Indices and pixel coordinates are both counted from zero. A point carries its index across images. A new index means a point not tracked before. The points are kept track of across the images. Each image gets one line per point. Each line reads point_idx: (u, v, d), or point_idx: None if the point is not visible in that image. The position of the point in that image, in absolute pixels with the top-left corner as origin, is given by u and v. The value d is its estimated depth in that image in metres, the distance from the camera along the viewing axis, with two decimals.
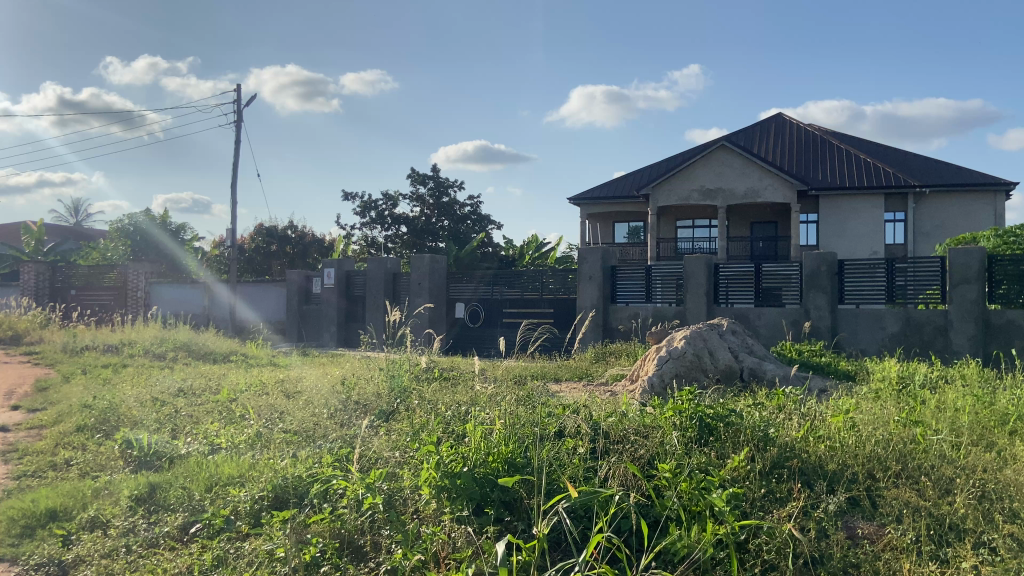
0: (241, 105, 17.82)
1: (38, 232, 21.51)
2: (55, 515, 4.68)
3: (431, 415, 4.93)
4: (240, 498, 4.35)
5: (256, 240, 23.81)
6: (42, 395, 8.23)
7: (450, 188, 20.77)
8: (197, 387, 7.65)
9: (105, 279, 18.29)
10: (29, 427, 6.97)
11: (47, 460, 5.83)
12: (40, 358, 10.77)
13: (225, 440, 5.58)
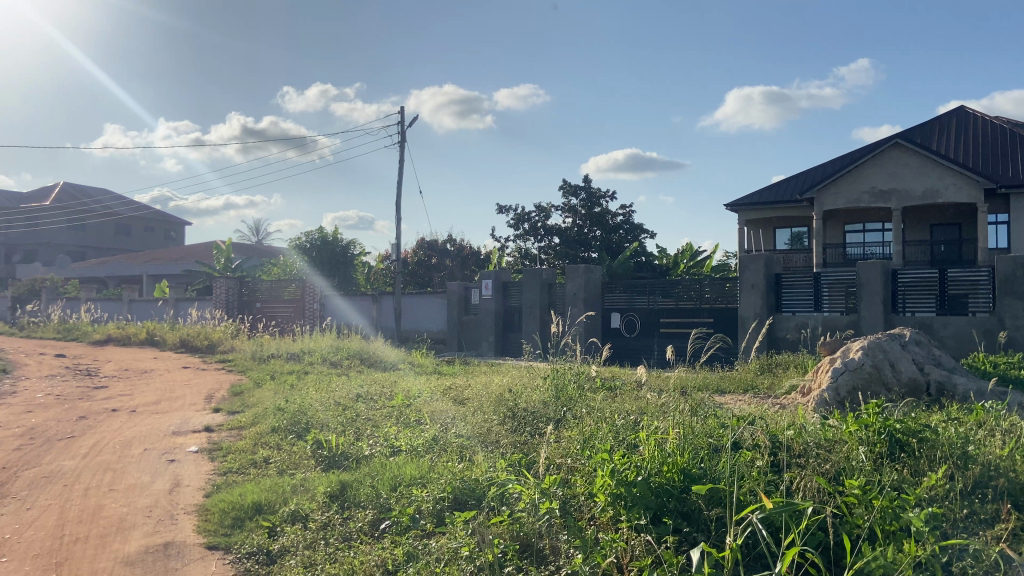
0: (404, 125, 18.78)
1: (227, 250, 23.63)
2: (260, 508, 5.16)
3: (602, 424, 5.00)
4: (423, 498, 4.61)
5: (417, 254, 24.96)
6: (239, 398, 9.08)
7: (602, 198, 20.82)
8: (373, 393, 8.18)
9: (284, 292, 19.85)
10: (231, 427, 7.73)
11: (248, 458, 6.44)
12: (233, 365, 11.89)
13: (404, 443, 5.93)
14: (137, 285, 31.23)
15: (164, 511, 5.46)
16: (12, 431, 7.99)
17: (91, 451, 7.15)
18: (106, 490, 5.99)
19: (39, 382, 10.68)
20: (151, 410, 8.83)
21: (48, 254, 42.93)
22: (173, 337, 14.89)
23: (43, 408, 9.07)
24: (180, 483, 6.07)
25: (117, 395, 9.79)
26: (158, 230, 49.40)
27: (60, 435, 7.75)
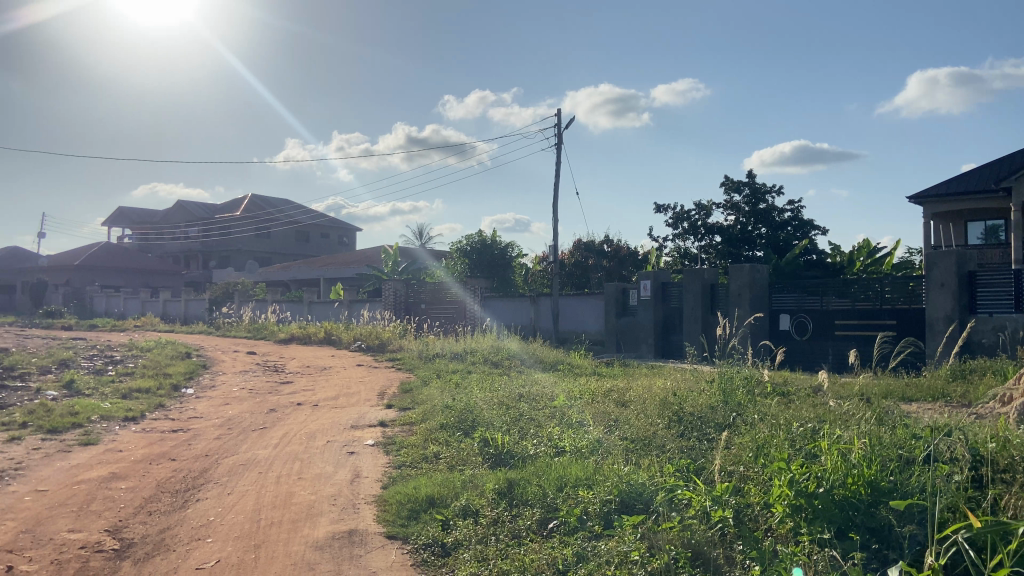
0: (561, 127, 18.95)
1: (394, 254, 24.87)
2: (433, 501, 5.38)
3: (776, 432, 4.79)
4: (591, 499, 4.62)
5: (575, 255, 25.11)
6: (409, 395, 9.53)
7: (768, 194, 19.93)
8: (536, 393, 8.32)
9: (448, 293, 20.61)
10: (403, 423, 8.12)
11: (420, 453, 6.74)
12: (403, 364, 12.50)
13: (568, 443, 5.98)
14: (314, 287, 33.59)
15: (346, 500, 5.83)
16: (214, 421, 8.84)
17: (281, 441, 7.77)
18: (295, 479, 6.48)
19: (234, 376, 11.76)
20: (331, 405, 9.47)
21: (239, 260, 47.15)
22: (348, 337, 15.88)
23: (239, 400, 9.97)
24: (359, 474, 6.46)
25: (301, 390, 10.58)
26: (332, 236, 52.83)
27: (254, 426, 8.48)
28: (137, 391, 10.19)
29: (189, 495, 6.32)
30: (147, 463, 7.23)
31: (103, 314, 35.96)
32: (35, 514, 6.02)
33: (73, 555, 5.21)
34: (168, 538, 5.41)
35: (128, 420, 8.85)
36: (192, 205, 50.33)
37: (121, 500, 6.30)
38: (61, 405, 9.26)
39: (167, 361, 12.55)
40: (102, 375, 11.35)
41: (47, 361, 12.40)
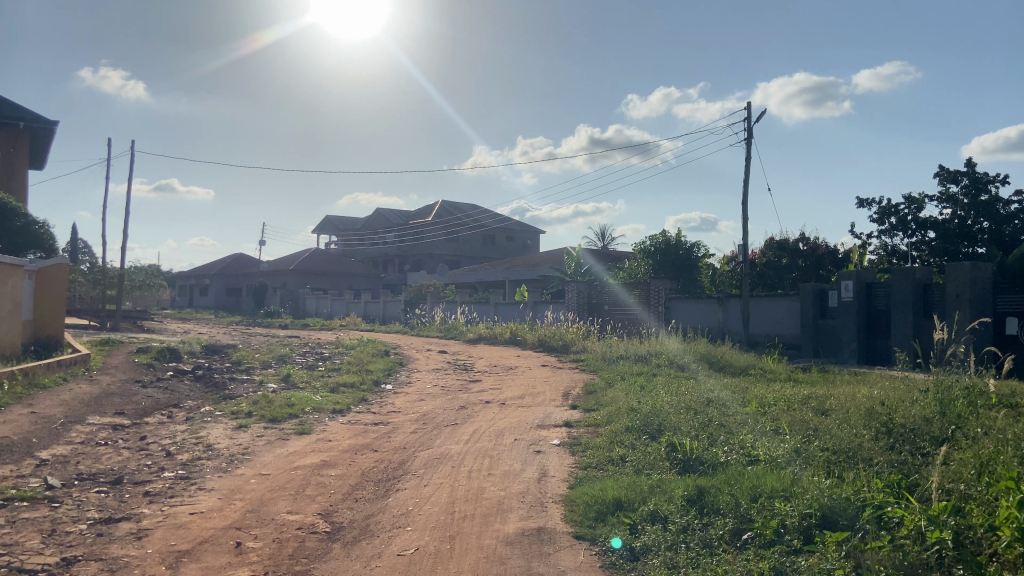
0: (750, 122, 18.17)
1: (578, 256, 25.04)
2: (620, 504, 5.34)
3: (1003, 448, 4.28)
4: (788, 512, 4.38)
5: (766, 254, 23.96)
6: (594, 397, 9.55)
7: (991, 183, 17.88)
8: (725, 398, 8.02)
9: (632, 295, 20.44)
10: (588, 424, 8.16)
11: (606, 455, 6.73)
12: (586, 365, 12.57)
13: (762, 452, 5.70)
14: (500, 289, 34.63)
15: (534, 498, 5.95)
16: (410, 416, 9.38)
17: (472, 438, 8.09)
18: (485, 474, 6.71)
19: (428, 374, 12.39)
20: (518, 404, 9.71)
21: (431, 263, 49.68)
22: (534, 338, 16.21)
23: (433, 397, 10.51)
24: (546, 473, 6.57)
25: (489, 389, 10.94)
26: (518, 239, 54.15)
27: (446, 422, 8.89)
28: (343, 386, 11.05)
29: (390, 485, 6.75)
30: (353, 453, 7.82)
31: (313, 314, 39.32)
32: (259, 495, 6.71)
33: (292, 535, 5.75)
34: (371, 524, 5.81)
35: (335, 412, 9.61)
36: (388, 212, 53.73)
37: (331, 486, 6.85)
38: (280, 397, 10.25)
39: (368, 358, 13.50)
40: (314, 370, 12.42)
41: (268, 356, 13.78)
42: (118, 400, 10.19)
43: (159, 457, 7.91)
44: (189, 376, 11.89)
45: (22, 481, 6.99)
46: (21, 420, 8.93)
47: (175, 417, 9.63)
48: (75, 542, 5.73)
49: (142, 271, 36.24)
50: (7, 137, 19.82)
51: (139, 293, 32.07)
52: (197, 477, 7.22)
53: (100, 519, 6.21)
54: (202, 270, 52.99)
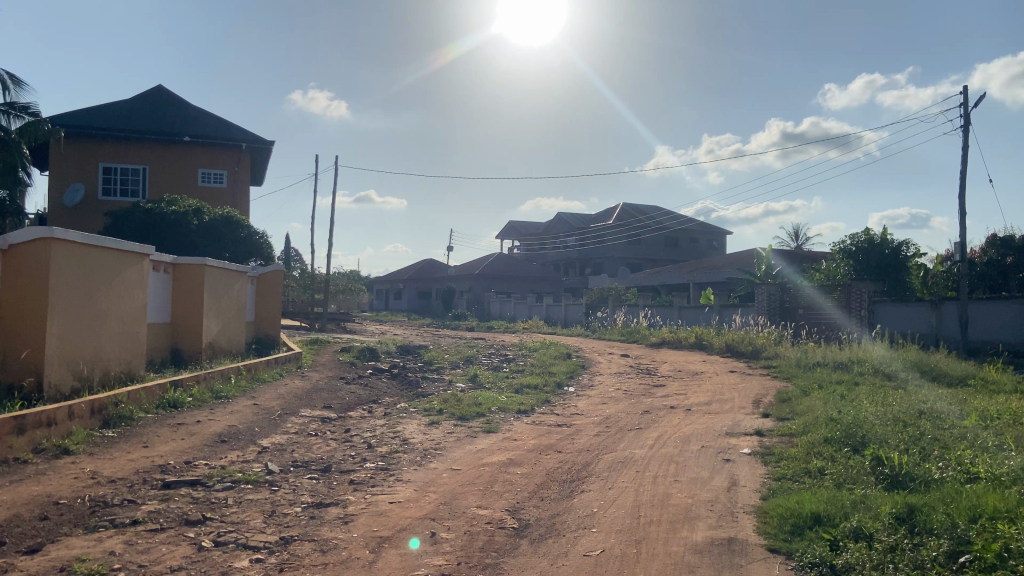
0: (969, 106, 16.48)
1: (768, 257, 23.91)
2: (820, 519, 5.03)
3: None
4: (1015, 535, 3.91)
5: (988, 252, 21.60)
6: (787, 405, 9.08)
7: None
8: (942, 410, 7.30)
9: (829, 298, 19.21)
10: (781, 434, 7.76)
11: (803, 466, 6.37)
12: (779, 372, 11.96)
13: (984, 470, 5.15)
14: (685, 292, 33.86)
15: (724, 507, 5.76)
16: (594, 419, 9.40)
17: (657, 443, 7.97)
18: (672, 481, 6.59)
19: (611, 378, 12.35)
20: (705, 410, 9.43)
21: (614, 267, 49.53)
22: (721, 343, 15.69)
23: (616, 400, 10.46)
24: (737, 483, 6.33)
25: (674, 394, 10.72)
26: (703, 241, 52.69)
27: (630, 426, 8.83)
28: (527, 387, 11.31)
29: (575, 486, 6.81)
30: (538, 453, 7.97)
31: (497, 316, 40.56)
32: (451, 489, 7.02)
33: (482, 529, 5.96)
34: (558, 523, 5.89)
35: (521, 413, 9.85)
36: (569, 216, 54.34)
37: (518, 484, 7.03)
38: (468, 396, 10.67)
39: (551, 360, 13.71)
40: (500, 371, 12.81)
41: (457, 357, 14.40)
42: (324, 395, 11.11)
43: (361, 448, 8.52)
44: (386, 374, 12.71)
45: (247, 465, 7.81)
46: (245, 411, 9.98)
47: (374, 412, 10.33)
48: (291, 523, 6.31)
49: (345, 276, 39.28)
50: (232, 157, 22.24)
51: (343, 297, 34.76)
52: (394, 469, 7.69)
53: (311, 504, 6.79)
54: (396, 276, 56.48)
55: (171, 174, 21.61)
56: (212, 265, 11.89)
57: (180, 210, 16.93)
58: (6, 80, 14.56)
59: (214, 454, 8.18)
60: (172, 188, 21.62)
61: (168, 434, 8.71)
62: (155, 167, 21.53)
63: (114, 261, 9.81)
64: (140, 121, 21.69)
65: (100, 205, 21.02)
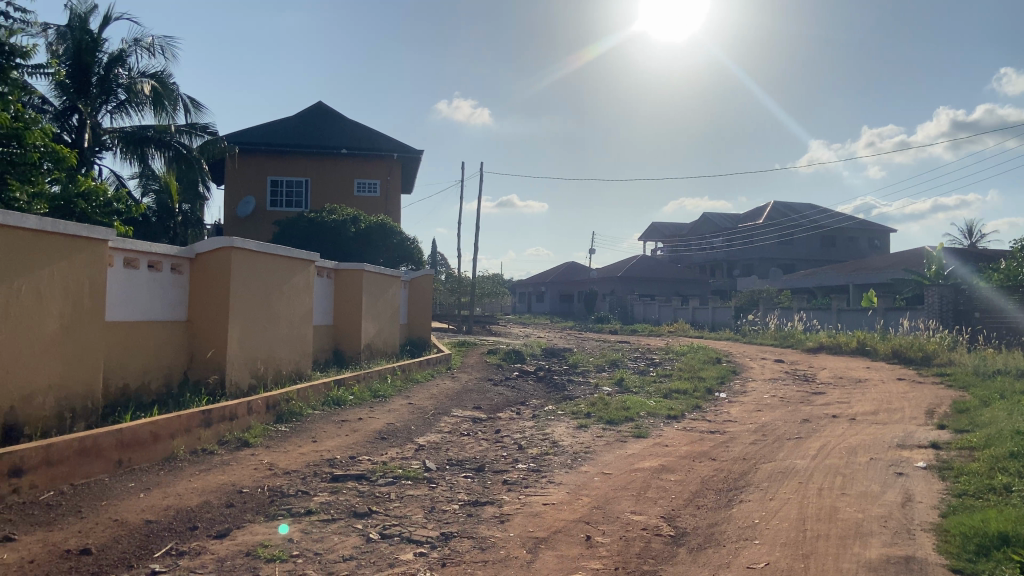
0: None
1: (938, 257, 22.21)
2: (1010, 540, 4.63)
3: None
4: None
5: None
6: (965, 417, 8.39)
7: None
8: None
9: (1010, 299, 17.57)
10: (960, 447, 7.19)
11: (987, 482, 5.88)
12: (954, 380, 11.07)
13: None
14: (842, 294, 32.06)
15: (899, 524, 5.41)
16: (748, 427, 9.09)
17: (820, 453, 7.60)
18: (838, 494, 6.26)
19: (765, 384, 11.90)
20: (870, 420, 8.89)
21: (763, 268, 47.66)
22: (886, 348, 14.73)
23: (772, 408, 10.07)
24: (912, 498, 5.93)
25: (835, 402, 10.17)
26: (862, 240, 49.72)
27: (789, 435, 8.47)
28: (677, 392, 11.10)
29: (733, 496, 6.61)
30: (691, 460, 7.81)
31: (641, 319, 40.05)
32: (604, 493, 7.02)
33: (638, 535, 5.92)
34: (717, 533, 5.76)
35: (671, 418, 9.69)
36: (716, 216, 53.00)
37: (672, 491, 6.93)
38: (616, 401, 10.62)
39: (701, 365, 13.40)
40: (647, 376, 12.66)
41: (602, 360, 14.36)
42: (474, 396, 11.42)
43: (513, 449, 8.68)
44: (532, 377, 12.89)
45: (406, 462, 8.17)
46: (402, 410, 10.45)
47: (523, 414, 10.51)
48: (450, 520, 6.54)
49: (490, 280, 40.20)
50: (384, 167, 23.33)
51: (488, 300, 35.53)
52: (546, 471, 7.78)
53: (468, 502, 7.00)
54: (538, 279, 57.09)
55: (330, 184, 22.97)
56: (369, 270, 12.53)
57: (339, 219, 17.97)
58: (188, 104, 16.04)
59: (375, 450, 8.61)
60: (330, 198, 22.98)
61: (334, 431, 9.26)
62: (315, 178, 22.96)
63: (284, 268, 10.57)
64: (303, 136, 23.22)
65: (268, 215, 22.68)
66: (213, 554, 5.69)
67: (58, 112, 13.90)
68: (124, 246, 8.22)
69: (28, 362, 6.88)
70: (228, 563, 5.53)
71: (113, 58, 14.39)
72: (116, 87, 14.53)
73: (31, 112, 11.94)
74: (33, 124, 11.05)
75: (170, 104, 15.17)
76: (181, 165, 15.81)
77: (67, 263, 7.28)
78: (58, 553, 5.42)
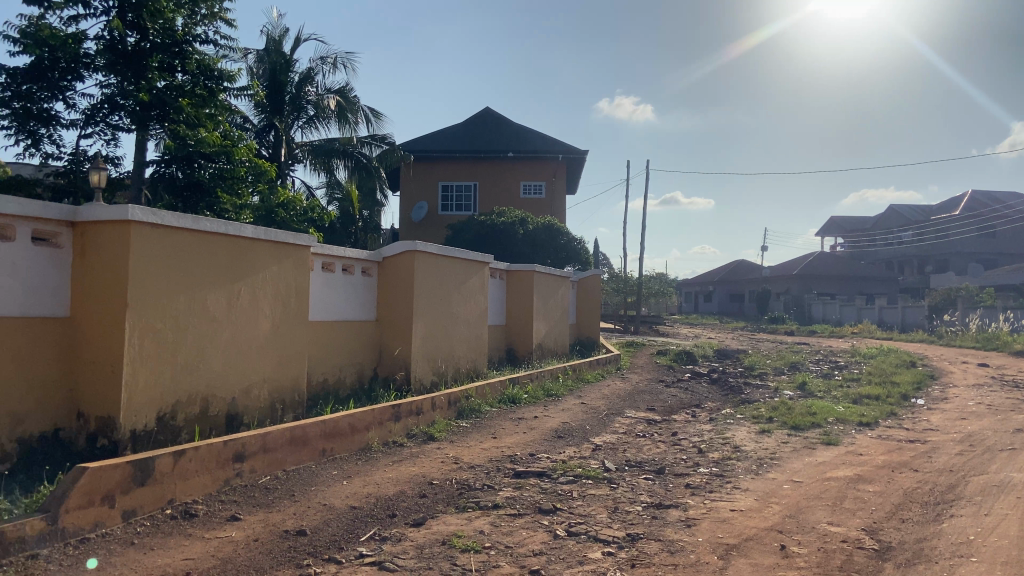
0: None
1: None
2: None
3: None
4: None
5: None
6: None
7: None
8: None
9: None
10: None
11: None
12: None
13: None
14: None
15: None
16: (953, 436, 8.38)
17: None
18: None
19: (969, 390, 10.92)
20: None
21: (960, 264, 43.68)
22: None
23: (979, 416, 9.22)
24: None
25: None
26: None
27: (1002, 447, 7.72)
28: (867, 397, 10.44)
29: (941, 510, 6.14)
30: (890, 471, 7.32)
31: (819, 320, 37.94)
32: (796, 501, 6.73)
33: (838, 547, 5.62)
34: (927, 549, 5.37)
35: (862, 425, 9.13)
36: (905, 209, 49.40)
37: (871, 502, 6.53)
38: (799, 405, 10.16)
39: (892, 369, 12.52)
40: (832, 379, 12.00)
41: (780, 363, 13.76)
42: (648, 397, 11.33)
43: (692, 453, 8.52)
44: (706, 379, 12.59)
45: (585, 461, 8.24)
46: (576, 409, 10.55)
47: (699, 416, 10.29)
48: (636, 521, 6.53)
49: (657, 280, 39.81)
50: (549, 168, 23.66)
51: (656, 300, 35.12)
52: (730, 476, 7.58)
53: (652, 504, 6.95)
54: (705, 279, 55.74)
55: (497, 188, 23.62)
56: (541, 271, 12.78)
57: (509, 220, 18.46)
58: (369, 115, 17.09)
59: (554, 448, 8.76)
60: (497, 201, 23.62)
61: (512, 428, 9.52)
62: (483, 182, 23.69)
63: (462, 270, 10.98)
64: (471, 142, 24.04)
65: (439, 219, 23.67)
66: (413, 541, 6.01)
67: (258, 129, 15.28)
68: (324, 251, 8.88)
69: (246, 358, 7.59)
70: (427, 550, 5.83)
71: (303, 76, 15.61)
72: (306, 104, 15.73)
73: (237, 131, 13.22)
74: (239, 141, 12.28)
75: (353, 116, 16.27)
76: (363, 173, 17.01)
77: (276, 268, 7.97)
78: (279, 532, 5.95)
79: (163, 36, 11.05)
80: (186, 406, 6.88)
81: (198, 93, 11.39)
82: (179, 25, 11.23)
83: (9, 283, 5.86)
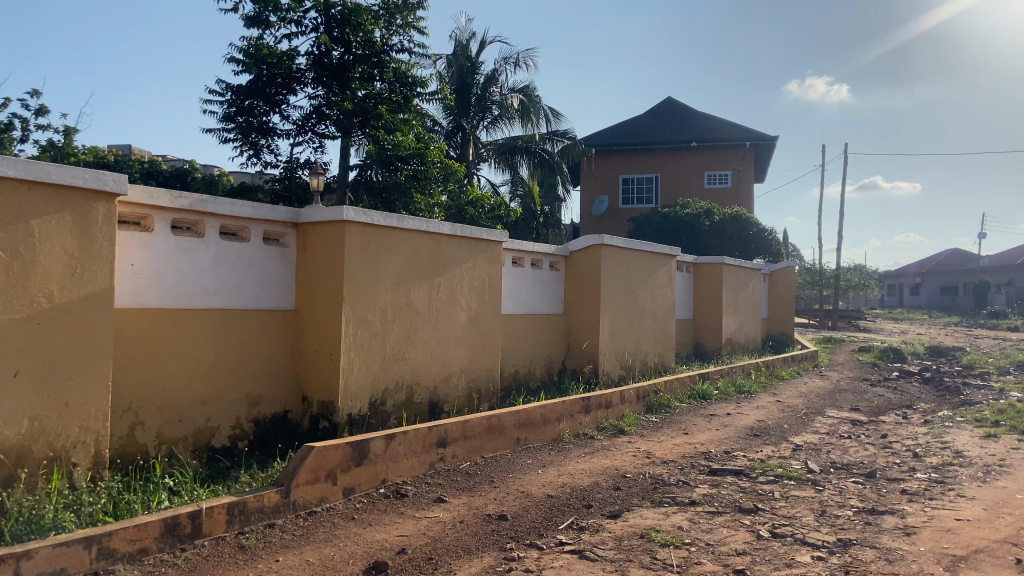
0: None
1: None
2: None
3: None
4: None
5: None
6: None
7: None
8: None
9: None
10: None
11: None
12: None
13: None
14: None
15: None
16: None
17: None
18: None
19: None
20: None
21: None
22: None
23: None
24: None
25: None
26: None
27: None
28: None
29: None
30: None
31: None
32: None
33: None
34: None
35: None
36: None
37: None
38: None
39: None
40: None
41: (1007, 361, 12.37)
42: (851, 397, 10.61)
43: (906, 457, 7.87)
44: (917, 378, 11.60)
45: (786, 461, 7.86)
46: (771, 407, 10.10)
47: (912, 418, 9.49)
48: (846, 526, 6.14)
49: (858, 273, 37.19)
50: (736, 157, 22.80)
51: (856, 292, 32.82)
52: (953, 483, 6.92)
53: (863, 509, 6.51)
54: (911, 270, 51.36)
55: (680, 179, 23.16)
56: (731, 264, 12.37)
57: (693, 212, 18.03)
58: (550, 114, 17.31)
59: (751, 446, 8.44)
60: (680, 192, 23.14)
61: (704, 424, 9.29)
62: (665, 174, 23.29)
63: (649, 263, 10.85)
64: (653, 134, 23.72)
65: (620, 213, 23.56)
66: (610, 533, 6.02)
67: (447, 131, 15.99)
68: (514, 246, 9.12)
69: (446, 349, 7.98)
70: (625, 542, 5.81)
71: (488, 78, 16.10)
72: (490, 104, 16.20)
73: (429, 134, 13.87)
74: (430, 144, 12.82)
75: (536, 115, 16.54)
76: (545, 170, 17.26)
77: (471, 263, 8.29)
78: (482, 516, 6.19)
79: (364, 48, 11.82)
80: (394, 393, 7.35)
81: (394, 99, 12.05)
82: (379, 37, 11.96)
83: (244, 278, 6.52)
